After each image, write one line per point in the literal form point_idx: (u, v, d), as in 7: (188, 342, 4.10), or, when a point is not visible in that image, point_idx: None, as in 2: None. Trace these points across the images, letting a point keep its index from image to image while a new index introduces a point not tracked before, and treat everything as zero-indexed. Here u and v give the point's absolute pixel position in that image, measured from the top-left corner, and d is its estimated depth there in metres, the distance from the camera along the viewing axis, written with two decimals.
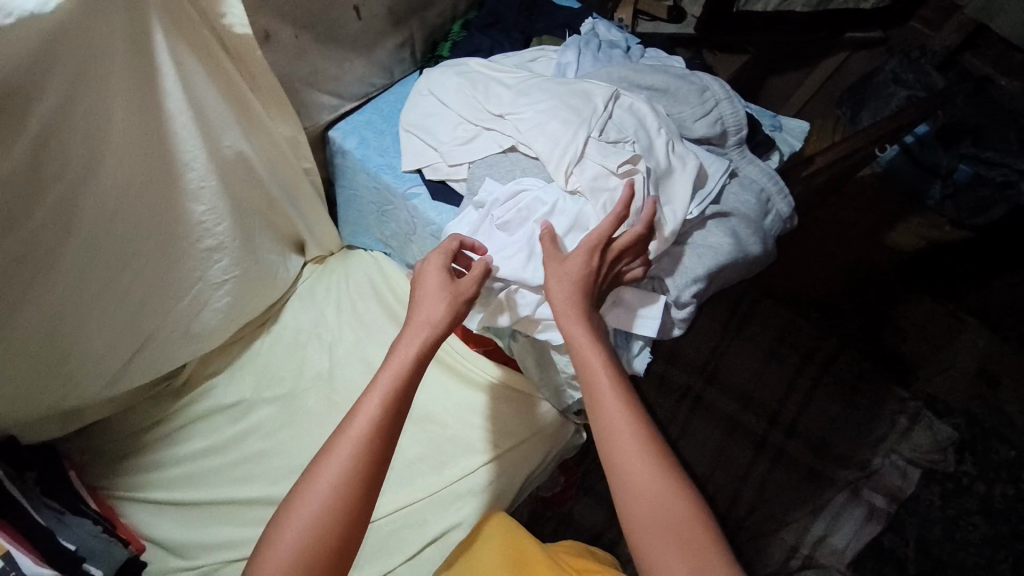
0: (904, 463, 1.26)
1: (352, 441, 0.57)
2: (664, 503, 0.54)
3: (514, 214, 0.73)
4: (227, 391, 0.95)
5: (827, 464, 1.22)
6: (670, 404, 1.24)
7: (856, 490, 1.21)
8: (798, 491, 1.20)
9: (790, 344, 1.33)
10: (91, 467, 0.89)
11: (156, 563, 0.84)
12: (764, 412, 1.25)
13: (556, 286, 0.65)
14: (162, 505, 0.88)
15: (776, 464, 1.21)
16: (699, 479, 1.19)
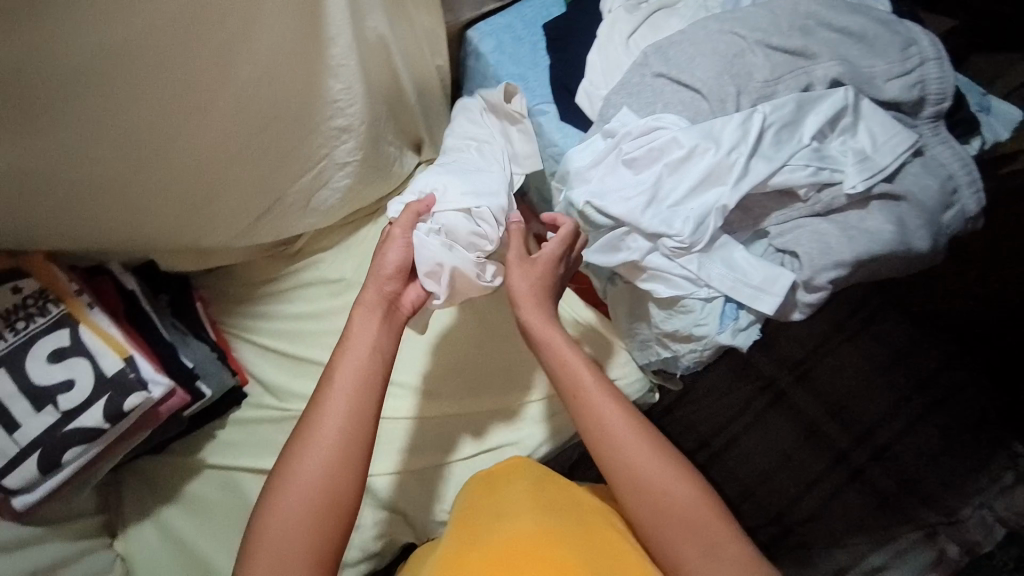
0: (996, 520, 1.15)
1: (315, 441, 0.62)
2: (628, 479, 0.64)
3: (646, 153, 0.68)
4: (331, 267, 1.01)
5: (909, 501, 1.16)
6: (749, 392, 1.23)
7: (931, 534, 1.15)
8: (866, 518, 1.16)
9: (904, 367, 1.22)
10: (215, 302, 1.01)
11: (254, 398, 0.95)
12: (853, 426, 1.21)
13: (522, 281, 0.71)
14: (267, 351, 0.99)
15: (850, 484, 1.18)
16: (759, 477, 1.19)
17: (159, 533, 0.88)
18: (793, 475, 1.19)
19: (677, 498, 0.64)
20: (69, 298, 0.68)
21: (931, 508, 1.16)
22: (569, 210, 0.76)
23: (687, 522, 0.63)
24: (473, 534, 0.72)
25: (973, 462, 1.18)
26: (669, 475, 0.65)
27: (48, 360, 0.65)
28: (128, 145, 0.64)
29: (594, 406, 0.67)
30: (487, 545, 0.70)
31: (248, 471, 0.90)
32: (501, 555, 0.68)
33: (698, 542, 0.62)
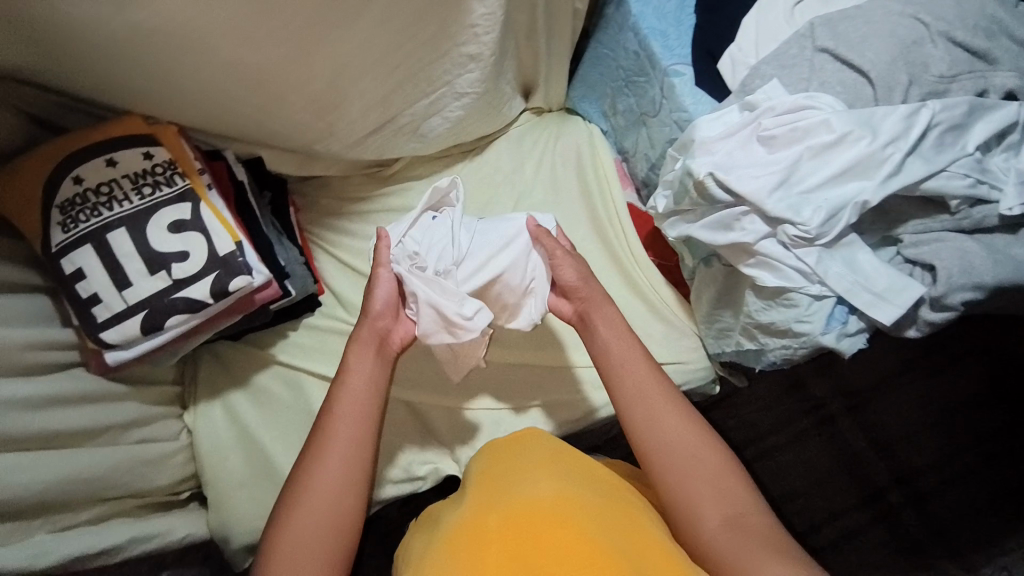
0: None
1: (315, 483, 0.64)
2: (694, 452, 0.65)
3: (788, 132, 0.65)
4: (417, 197, 1.01)
5: (940, 552, 1.12)
6: (797, 409, 1.18)
7: None
8: (891, 561, 1.12)
9: (966, 416, 1.17)
10: (303, 210, 1.03)
11: (328, 309, 0.98)
12: (897, 464, 1.15)
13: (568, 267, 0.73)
14: (346, 268, 1.01)
15: (882, 523, 1.13)
16: (790, 493, 1.15)
17: (225, 415, 0.92)
18: (823, 500, 1.15)
19: (702, 464, 0.64)
20: (193, 175, 0.70)
21: (953, 560, 1.11)
22: (682, 180, 0.72)
23: (711, 489, 0.63)
24: (495, 498, 0.62)
25: (1007, 524, 1.12)
26: (696, 441, 0.65)
27: (167, 230, 0.67)
28: (288, 37, 0.64)
29: (628, 374, 0.69)
30: (505, 508, 0.60)
31: (313, 376, 0.93)
32: (520, 523, 0.58)
33: (722, 509, 0.61)
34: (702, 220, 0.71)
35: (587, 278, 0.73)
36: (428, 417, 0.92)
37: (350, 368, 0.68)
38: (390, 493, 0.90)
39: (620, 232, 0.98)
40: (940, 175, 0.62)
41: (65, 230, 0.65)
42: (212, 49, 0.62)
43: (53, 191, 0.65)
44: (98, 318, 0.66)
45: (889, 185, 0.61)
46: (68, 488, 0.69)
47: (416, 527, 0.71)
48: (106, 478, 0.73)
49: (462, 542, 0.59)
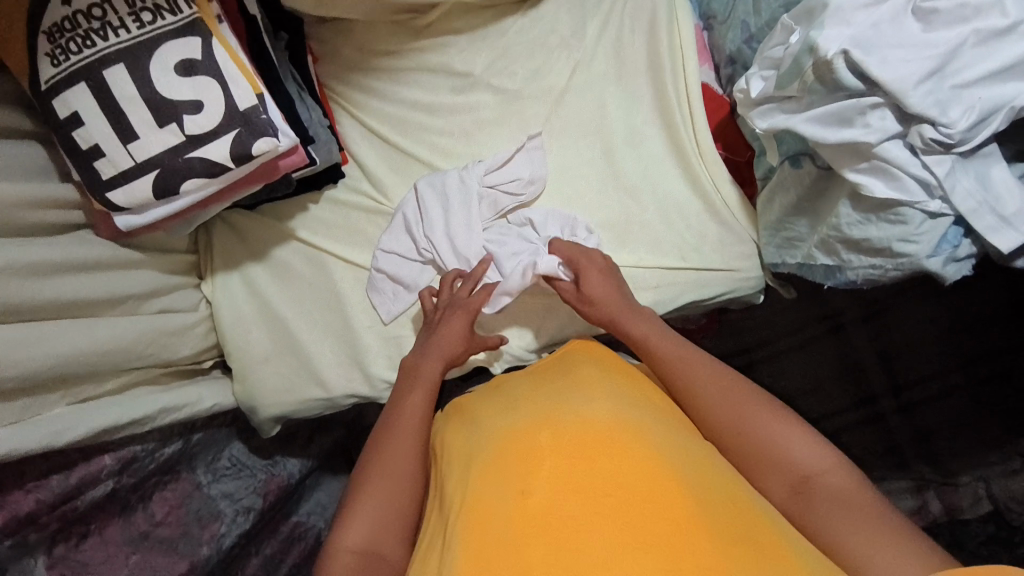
0: (987, 494, 1.06)
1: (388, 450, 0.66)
2: (770, 436, 0.61)
3: (955, 8, 0.52)
4: (460, 56, 0.87)
5: (917, 455, 1.12)
6: (812, 317, 1.15)
7: (921, 487, 1.11)
8: (873, 457, 1.13)
9: (984, 338, 1.11)
10: (326, 61, 0.88)
11: (352, 182, 0.88)
12: (900, 377, 1.13)
13: (595, 280, 0.75)
14: (373, 136, 0.89)
15: (869, 424, 1.14)
16: (794, 394, 1.16)
17: (246, 288, 0.86)
18: (820, 402, 1.15)
19: (760, 435, 0.61)
20: (200, 1, 0.56)
21: (931, 464, 1.11)
22: (798, 59, 0.59)
23: (769, 453, 0.60)
24: (550, 418, 0.58)
25: (995, 436, 1.09)
26: (747, 412, 0.62)
27: (175, 71, 0.55)
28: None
29: (692, 372, 0.67)
30: (561, 428, 0.57)
31: (337, 257, 0.86)
32: (578, 450, 0.54)
33: (786, 480, 0.59)
34: (807, 112, 0.60)
35: (607, 293, 0.75)
36: None
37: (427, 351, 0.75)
38: None
39: (687, 115, 0.85)
40: None
41: (54, 62, 0.53)
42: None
43: (38, 8, 0.52)
44: (102, 175, 0.56)
45: None
46: (93, 361, 0.64)
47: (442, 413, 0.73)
48: (130, 349, 0.69)
49: (512, 457, 0.56)
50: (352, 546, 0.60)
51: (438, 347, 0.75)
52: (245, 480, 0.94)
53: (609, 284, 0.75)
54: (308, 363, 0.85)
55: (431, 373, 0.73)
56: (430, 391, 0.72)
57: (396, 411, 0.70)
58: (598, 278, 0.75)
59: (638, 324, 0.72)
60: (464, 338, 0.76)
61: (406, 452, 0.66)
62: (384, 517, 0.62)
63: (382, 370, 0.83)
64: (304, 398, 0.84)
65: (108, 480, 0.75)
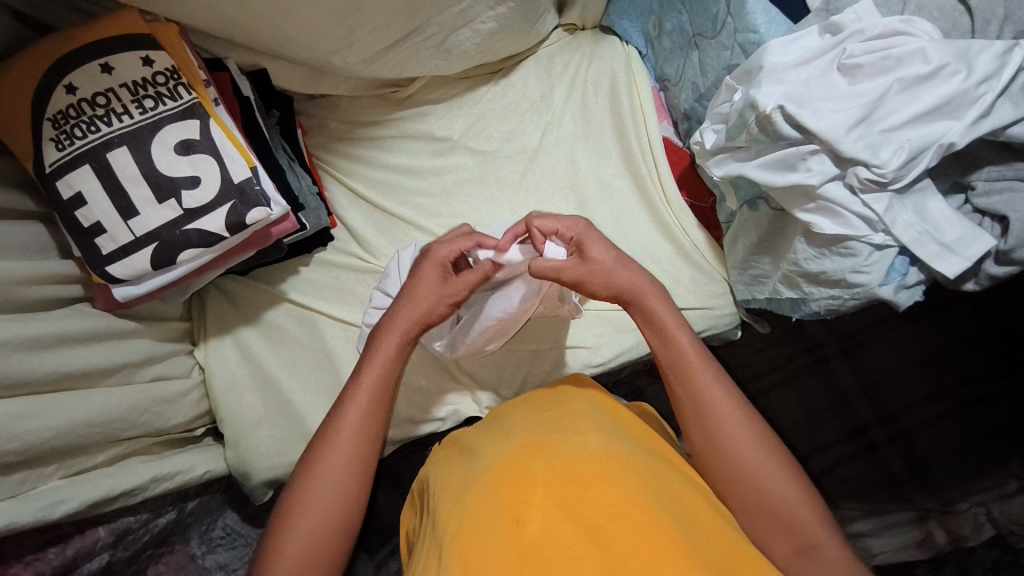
0: (988, 519, 1.10)
1: (326, 470, 0.64)
2: (788, 501, 0.61)
3: (878, 61, 0.58)
4: (439, 123, 0.94)
5: (913, 483, 1.13)
6: (793, 350, 1.19)
7: (923, 517, 1.12)
8: (869, 490, 1.15)
9: (956, 360, 1.15)
10: (313, 134, 0.94)
11: (340, 243, 0.93)
12: (884, 405, 1.16)
13: (602, 252, 0.70)
14: (359, 200, 0.94)
15: (862, 456, 1.16)
16: (783, 427, 1.18)
17: (238, 352, 0.88)
18: (810, 434, 1.17)
19: (774, 493, 0.62)
20: (198, 87, 0.62)
21: (929, 493, 1.12)
22: (743, 114, 0.66)
23: (779, 512, 0.61)
24: (548, 449, 0.60)
25: (983, 461, 1.11)
26: (763, 466, 0.63)
27: (174, 151, 0.59)
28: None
29: (723, 421, 0.65)
30: (556, 461, 0.58)
31: (329, 316, 0.90)
32: (571, 480, 0.56)
33: (790, 538, 0.61)
34: (756, 161, 0.67)
35: (619, 258, 0.71)
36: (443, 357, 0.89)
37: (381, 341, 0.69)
38: (406, 431, 0.88)
39: (651, 168, 0.92)
40: None
41: (58, 147, 0.57)
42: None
43: (47, 102, 0.57)
44: (102, 250, 0.59)
45: (978, 132, 0.56)
46: (87, 433, 0.65)
47: (441, 448, 0.73)
48: (122, 418, 0.70)
49: (508, 485, 0.57)
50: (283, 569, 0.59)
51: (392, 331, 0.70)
52: (239, 549, 0.93)
53: (619, 260, 0.70)
54: (302, 423, 0.86)
55: (382, 359, 0.69)
56: (382, 378, 0.68)
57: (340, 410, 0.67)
58: (604, 255, 0.70)
59: (672, 329, 0.69)
60: (438, 291, 0.70)
61: (336, 462, 0.64)
62: (317, 539, 0.61)
63: None
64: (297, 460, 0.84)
65: (103, 552, 0.74)
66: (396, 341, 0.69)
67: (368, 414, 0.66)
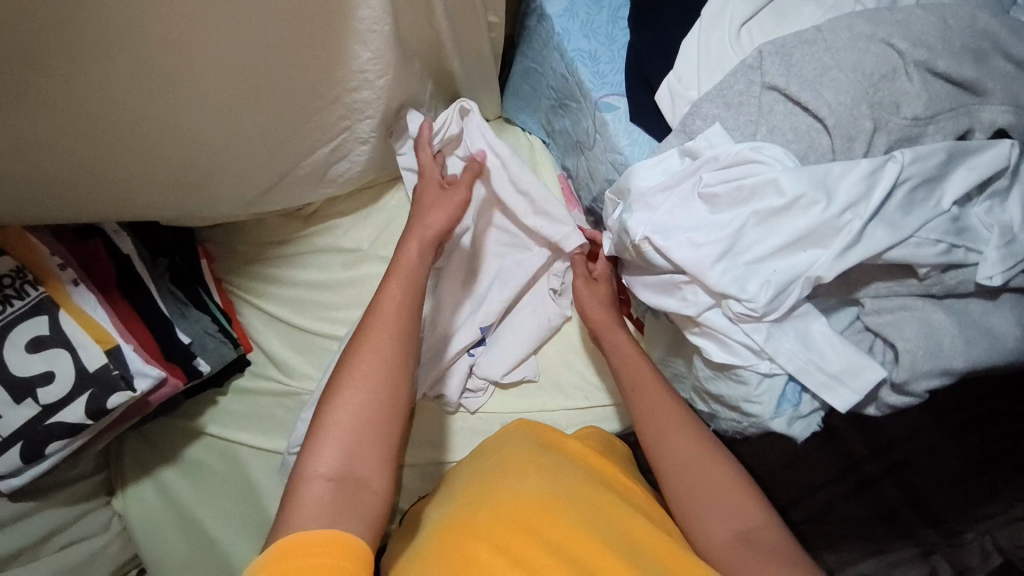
0: (995, 547, 0.89)
1: (367, 364, 0.57)
2: (740, 505, 0.56)
3: (732, 192, 0.54)
4: (347, 235, 0.92)
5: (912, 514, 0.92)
6: None
7: (926, 552, 0.89)
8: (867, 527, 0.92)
9: None
10: (222, 259, 0.93)
11: (257, 368, 0.91)
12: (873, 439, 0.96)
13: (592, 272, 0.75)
14: (274, 321, 0.92)
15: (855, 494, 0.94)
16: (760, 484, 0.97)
17: (158, 494, 0.87)
18: (794, 477, 0.95)
19: (729, 492, 0.57)
20: (49, 278, 0.62)
21: (931, 526, 0.91)
22: (621, 237, 0.61)
23: (720, 500, 0.57)
24: (487, 494, 0.58)
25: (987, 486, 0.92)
26: (712, 471, 0.58)
27: (25, 349, 0.60)
28: (100, 142, 0.55)
29: (673, 429, 0.62)
30: (497, 504, 0.56)
31: (252, 448, 0.87)
32: (511, 522, 0.54)
33: (733, 526, 0.55)
34: (649, 284, 0.62)
35: (608, 306, 0.73)
36: None
37: (402, 253, 0.66)
38: None
39: None
40: (919, 257, 0.51)
41: None
42: (17, 177, 0.55)
43: None
44: None
45: (849, 262, 0.51)
46: None
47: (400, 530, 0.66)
48: None
49: (448, 543, 0.53)
50: (327, 472, 0.51)
51: (416, 233, 0.67)
52: None
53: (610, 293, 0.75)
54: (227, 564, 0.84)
55: (407, 265, 0.65)
56: (406, 289, 0.63)
57: (372, 312, 0.61)
58: (607, 292, 0.74)
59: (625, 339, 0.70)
60: (448, 187, 0.70)
61: (376, 348, 0.58)
62: (345, 427, 0.53)
63: None
64: None
65: None
66: (416, 248, 0.66)
67: (399, 318, 0.61)
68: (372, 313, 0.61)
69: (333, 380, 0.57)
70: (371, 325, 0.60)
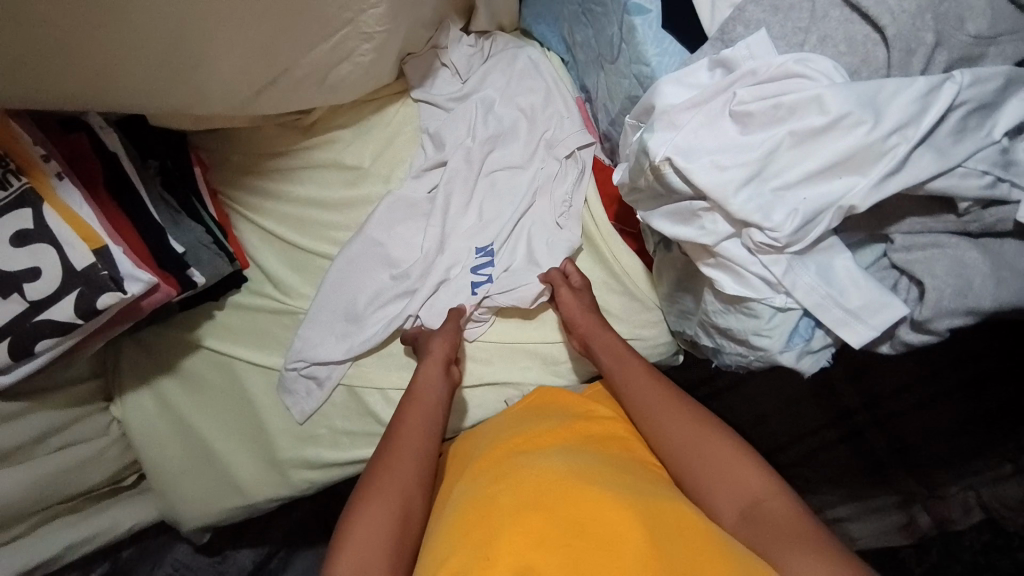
0: (979, 503, 0.90)
1: (393, 484, 0.63)
2: (756, 490, 0.58)
3: (768, 109, 0.50)
4: (348, 151, 0.87)
5: (899, 466, 0.92)
6: None
7: (906, 500, 0.92)
8: (852, 475, 0.94)
9: None
10: (217, 169, 0.89)
11: (254, 284, 0.89)
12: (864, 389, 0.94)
13: (585, 295, 0.77)
14: (271, 238, 0.89)
15: (842, 442, 0.94)
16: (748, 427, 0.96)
17: (155, 403, 0.87)
18: (783, 422, 0.96)
19: (745, 485, 0.59)
20: (32, 169, 0.59)
21: (913, 475, 0.92)
22: (638, 158, 0.57)
23: (725, 479, 0.60)
24: (508, 475, 0.57)
25: (976, 445, 0.90)
26: (724, 460, 0.61)
27: (11, 244, 0.57)
28: (83, 7, 0.49)
29: (680, 428, 0.64)
30: (519, 482, 0.55)
31: (249, 363, 0.86)
32: (535, 498, 0.53)
33: (739, 506, 0.58)
34: (671, 211, 0.58)
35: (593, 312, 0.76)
36: (362, 403, 0.84)
37: (417, 384, 0.73)
38: (330, 475, 0.86)
39: (577, 190, 0.84)
40: (964, 187, 0.47)
41: None
42: None
43: None
44: None
45: (886, 191, 0.47)
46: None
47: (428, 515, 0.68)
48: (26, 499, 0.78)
49: (473, 515, 0.54)
50: None
51: (427, 370, 0.74)
52: None
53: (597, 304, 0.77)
54: (226, 472, 0.86)
55: (430, 395, 0.72)
56: (420, 417, 0.70)
57: (391, 437, 0.69)
58: (590, 298, 0.77)
59: (618, 346, 0.73)
60: (445, 338, 0.77)
61: (398, 474, 0.64)
62: (371, 548, 0.58)
63: (302, 472, 0.85)
64: (228, 507, 0.87)
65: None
66: (438, 379, 0.73)
67: (418, 441, 0.68)
68: (392, 441, 0.68)
69: (358, 498, 0.63)
70: (388, 451, 0.67)
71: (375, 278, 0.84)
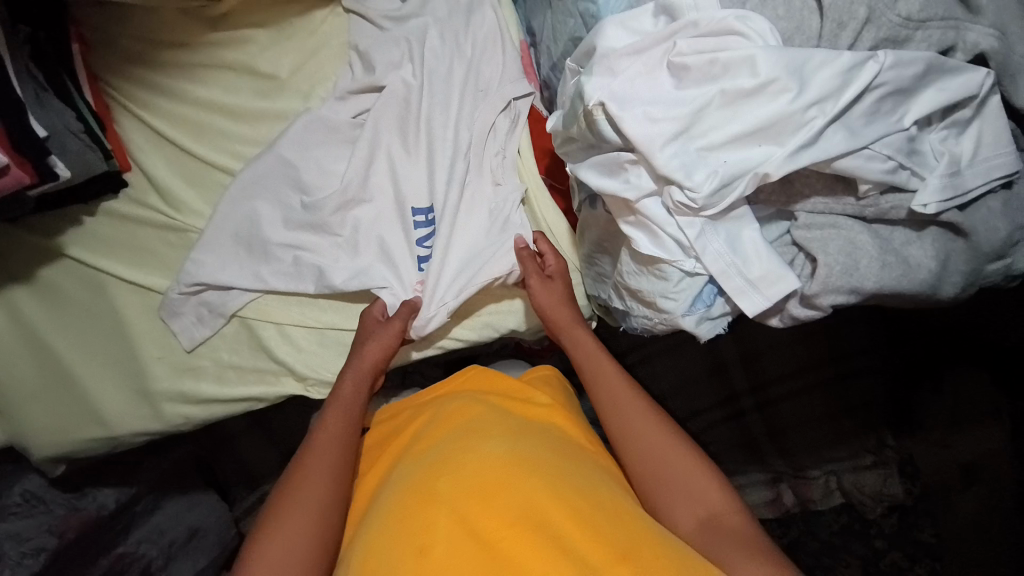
0: (837, 487, 0.96)
1: (313, 484, 0.59)
2: (707, 495, 0.56)
3: (703, 65, 0.49)
4: (264, 57, 0.79)
5: (772, 447, 0.99)
6: None
7: (775, 478, 0.98)
8: (732, 452, 1.00)
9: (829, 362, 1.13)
10: (99, 52, 0.77)
11: (136, 193, 0.78)
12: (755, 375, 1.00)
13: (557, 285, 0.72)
14: (161, 141, 0.79)
15: (729, 422, 1.00)
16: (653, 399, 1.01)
17: (5, 314, 0.76)
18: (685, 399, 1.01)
19: (692, 485, 0.57)
20: None
21: (784, 456, 0.98)
22: (574, 103, 0.55)
23: (676, 481, 0.57)
24: (445, 461, 0.54)
25: (842, 433, 0.96)
26: (677, 461, 0.59)
27: None
28: None
29: (634, 427, 0.62)
30: (455, 470, 0.52)
31: (122, 280, 0.77)
32: (472, 489, 0.50)
33: (693, 510, 0.55)
34: (600, 164, 0.57)
35: (563, 302, 0.71)
36: (256, 336, 0.77)
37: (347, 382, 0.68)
38: (211, 411, 0.77)
39: (511, 138, 0.78)
40: (867, 169, 0.49)
41: None
42: None
43: None
44: None
45: (798, 164, 0.48)
46: None
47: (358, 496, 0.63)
48: None
49: (409, 499, 0.52)
50: None
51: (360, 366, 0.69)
52: (38, 518, 0.83)
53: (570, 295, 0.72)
54: (83, 401, 0.76)
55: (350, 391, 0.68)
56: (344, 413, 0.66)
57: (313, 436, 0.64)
58: (562, 289, 0.72)
59: (589, 344, 0.69)
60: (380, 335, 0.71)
61: (319, 472, 0.60)
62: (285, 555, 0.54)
63: (177, 406, 0.76)
64: (83, 439, 0.76)
65: None
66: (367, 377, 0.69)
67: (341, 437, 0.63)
68: (317, 438, 0.63)
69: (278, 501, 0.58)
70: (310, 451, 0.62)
71: (284, 201, 0.76)
